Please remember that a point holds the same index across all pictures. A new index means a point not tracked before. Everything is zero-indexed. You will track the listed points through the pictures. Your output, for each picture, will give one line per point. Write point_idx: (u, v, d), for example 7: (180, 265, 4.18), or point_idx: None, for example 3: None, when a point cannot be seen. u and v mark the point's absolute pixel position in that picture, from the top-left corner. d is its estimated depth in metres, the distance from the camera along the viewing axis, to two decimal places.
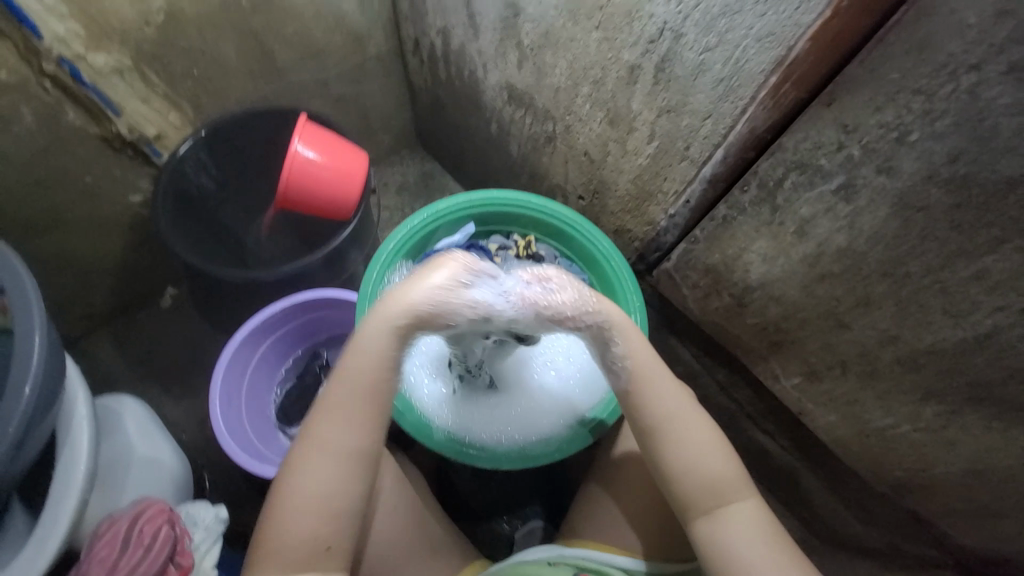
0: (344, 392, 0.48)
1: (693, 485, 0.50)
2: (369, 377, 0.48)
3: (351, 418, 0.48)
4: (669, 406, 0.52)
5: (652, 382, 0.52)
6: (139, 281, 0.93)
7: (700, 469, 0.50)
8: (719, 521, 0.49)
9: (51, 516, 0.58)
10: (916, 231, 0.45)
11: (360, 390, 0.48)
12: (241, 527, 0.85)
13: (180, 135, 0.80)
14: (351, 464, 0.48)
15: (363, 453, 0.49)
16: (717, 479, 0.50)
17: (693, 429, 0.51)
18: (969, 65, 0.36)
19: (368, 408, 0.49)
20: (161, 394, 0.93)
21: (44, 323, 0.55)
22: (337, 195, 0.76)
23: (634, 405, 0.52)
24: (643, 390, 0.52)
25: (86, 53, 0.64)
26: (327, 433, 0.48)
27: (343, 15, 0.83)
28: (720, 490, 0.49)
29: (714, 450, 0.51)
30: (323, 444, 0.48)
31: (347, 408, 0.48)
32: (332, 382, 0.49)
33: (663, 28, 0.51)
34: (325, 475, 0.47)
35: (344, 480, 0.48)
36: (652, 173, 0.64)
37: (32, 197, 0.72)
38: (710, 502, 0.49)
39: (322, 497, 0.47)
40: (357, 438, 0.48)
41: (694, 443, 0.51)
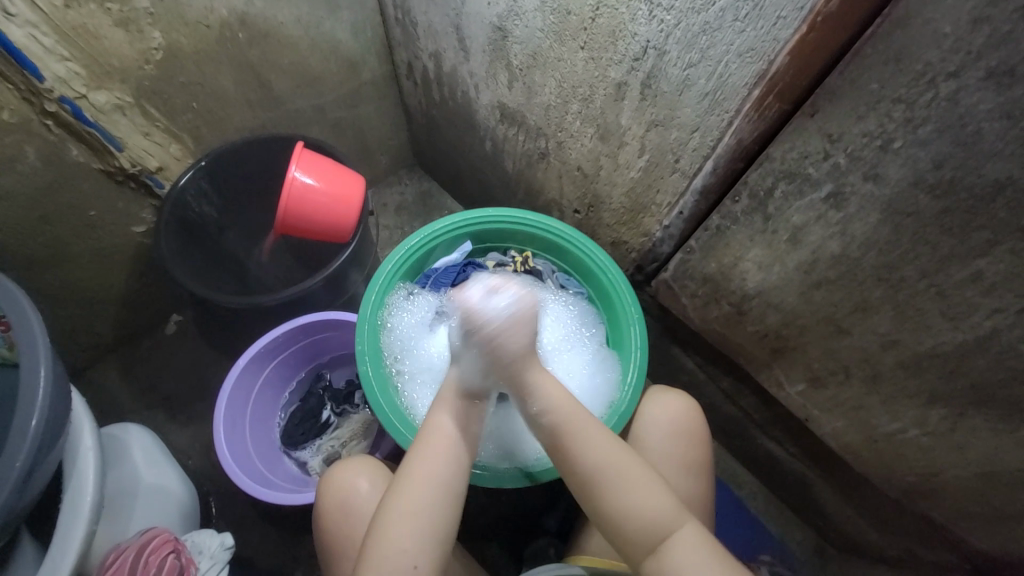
0: (441, 424, 0.54)
1: (631, 528, 0.48)
2: (464, 415, 0.55)
3: (442, 452, 0.52)
4: (600, 452, 0.51)
5: (574, 429, 0.52)
6: (144, 310, 0.94)
7: (636, 510, 0.48)
8: (664, 561, 0.47)
9: (59, 550, 0.58)
10: (908, 235, 0.46)
11: (451, 427, 0.54)
12: (248, 554, 0.85)
13: (181, 166, 0.82)
14: (442, 491, 0.50)
15: (454, 482, 0.51)
16: (653, 518, 0.48)
17: (622, 470, 0.50)
18: (948, 73, 0.37)
19: (460, 440, 0.53)
20: (167, 421, 0.93)
21: (49, 357, 0.56)
22: (336, 219, 0.77)
23: (561, 455, 0.52)
24: (568, 438, 0.52)
25: (88, 92, 0.66)
26: (420, 464, 0.51)
27: (337, 44, 0.85)
28: (658, 529, 0.48)
29: (645, 490, 0.49)
30: (431, 467, 0.51)
31: (442, 442, 0.53)
32: (427, 422, 0.55)
33: (647, 47, 0.52)
34: (421, 496, 0.49)
35: (436, 506, 0.49)
36: (644, 186, 0.65)
37: (37, 232, 0.73)
38: (650, 542, 0.48)
39: (419, 519, 0.48)
40: (452, 467, 0.52)
41: (623, 484, 0.49)
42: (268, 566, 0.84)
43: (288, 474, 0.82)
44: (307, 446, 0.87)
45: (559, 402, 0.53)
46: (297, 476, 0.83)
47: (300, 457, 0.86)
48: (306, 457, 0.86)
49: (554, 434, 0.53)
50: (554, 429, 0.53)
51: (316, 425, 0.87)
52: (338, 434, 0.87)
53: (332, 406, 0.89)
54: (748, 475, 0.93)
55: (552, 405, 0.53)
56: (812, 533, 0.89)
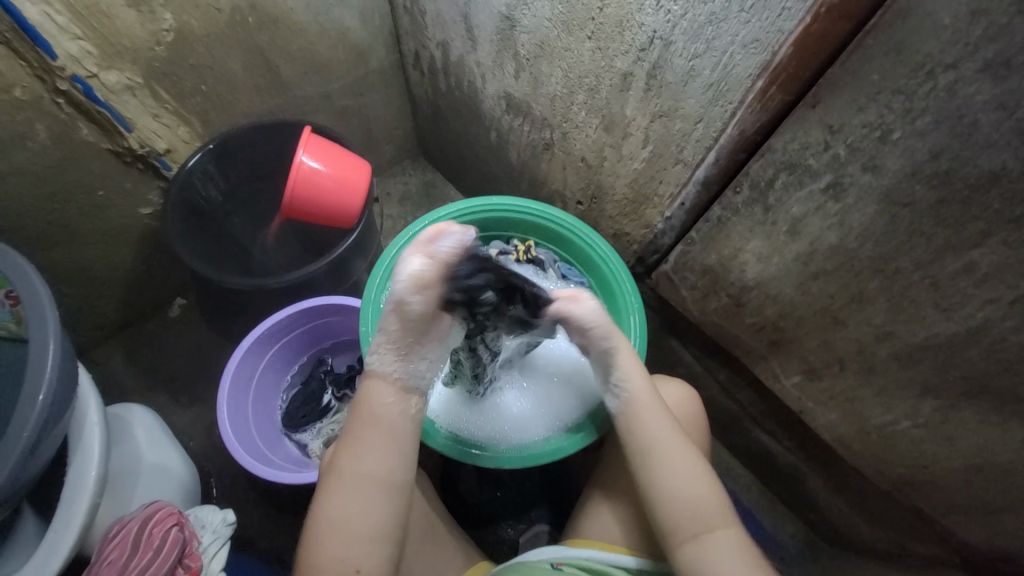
0: (359, 418, 0.54)
1: (680, 511, 0.52)
2: (383, 393, 0.53)
3: (363, 445, 0.52)
4: (661, 436, 0.55)
5: (645, 415, 0.55)
6: (149, 292, 0.95)
7: (689, 498, 0.52)
8: (702, 548, 0.50)
9: (64, 521, 0.59)
10: (905, 226, 0.46)
11: (374, 416, 0.53)
12: (248, 533, 0.86)
13: (188, 149, 0.83)
14: (368, 485, 0.51)
15: (385, 479, 0.52)
16: (702, 508, 0.52)
17: (682, 459, 0.54)
18: (946, 64, 0.38)
19: (387, 432, 0.53)
20: (170, 402, 0.94)
21: (58, 332, 0.56)
22: (341, 205, 0.78)
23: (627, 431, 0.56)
24: (639, 420, 0.56)
25: (99, 72, 0.67)
26: (347, 461, 0.52)
27: (346, 32, 0.85)
28: (703, 517, 0.51)
29: (698, 478, 0.53)
30: (352, 471, 0.52)
31: (370, 435, 0.53)
32: (351, 415, 0.55)
33: (653, 37, 0.53)
34: (351, 498, 0.51)
35: (369, 506, 0.51)
36: (647, 176, 0.66)
37: (46, 211, 0.74)
38: (694, 528, 0.51)
39: (351, 518, 0.50)
40: (379, 462, 0.52)
41: (681, 470, 0.53)
42: (267, 545, 0.85)
43: (289, 455, 0.83)
44: (308, 428, 0.88)
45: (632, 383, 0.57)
46: (297, 457, 0.84)
47: (300, 440, 0.87)
48: (305, 440, 0.87)
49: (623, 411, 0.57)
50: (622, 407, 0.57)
51: (317, 408, 0.89)
52: (339, 418, 0.88)
53: (333, 390, 0.90)
54: (743, 468, 0.94)
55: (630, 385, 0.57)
56: (804, 527, 0.90)
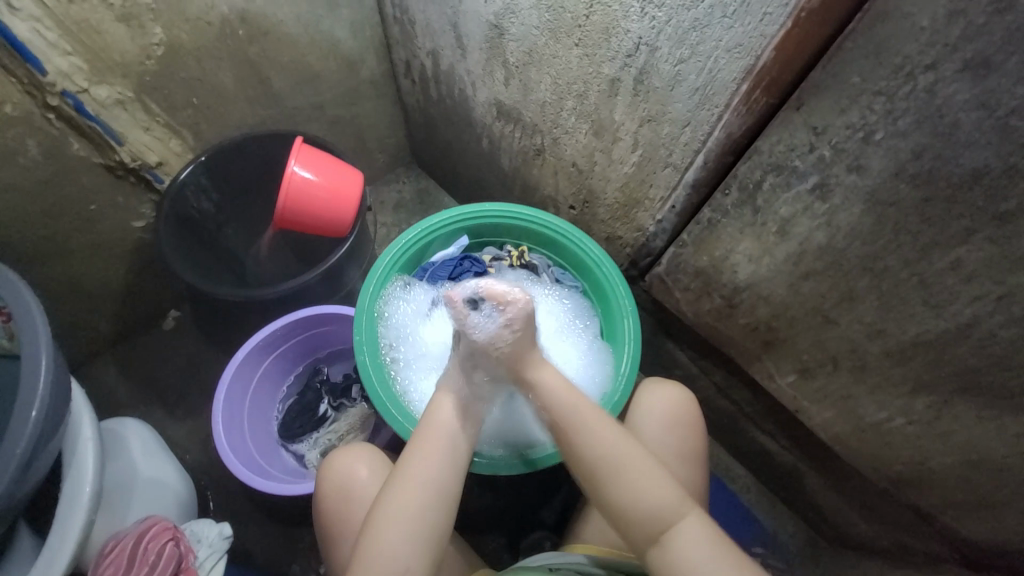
0: (432, 429, 0.56)
1: (634, 515, 0.50)
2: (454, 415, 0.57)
3: (432, 454, 0.54)
4: (602, 443, 0.52)
5: (584, 421, 0.54)
6: (143, 305, 0.95)
7: (643, 501, 0.50)
8: (667, 548, 0.48)
9: (58, 539, 0.58)
10: (891, 225, 0.47)
11: (444, 432, 0.55)
12: (245, 546, 0.85)
13: (180, 161, 0.83)
14: (430, 494, 0.51)
15: (447, 489, 0.52)
16: (658, 507, 0.49)
17: (632, 460, 0.51)
18: (925, 65, 0.38)
19: (452, 446, 0.55)
20: (165, 416, 0.94)
21: (50, 347, 0.56)
22: (334, 214, 0.78)
23: (567, 444, 0.54)
24: (574, 429, 0.54)
25: (89, 86, 0.67)
26: (413, 466, 0.53)
27: (336, 43, 0.86)
28: (665, 517, 0.49)
29: (647, 477, 0.51)
30: (418, 475, 0.52)
31: (436, 446, 0.54)
32: (421, 426, 0.56)
33: (639, 43, 0.53)
34: (413, 501, 0.50)
35: (429, 513, 0.50)
36: (638, 180, 0.66)
37: (37, 226, 0.74)
38: (653, 530, 0.49)
39: (413, 522, 0.49)
40: (442, 471, 0.53)
41: (626, 473, 0.51)
42: (265, 558, 0.84)
43: (286, 466, 0.83)
44: (304, 438, 0.88)
45: (564, 395, 0.56)
46: (295, 468, 0.84)
47: (297, 450, 0.87)
48: (302, 450, 0.87)
49: (559, 425, 0.55)
50: (555, 419, 0.55)
51: (313, 419, 0.88)
52: (335, 427, 0.88)
53: (330, 400, 0.90)
54: (742, 469, 0.94)
55: (552, 399, 0.56)
56: (805, 526, 0.90)
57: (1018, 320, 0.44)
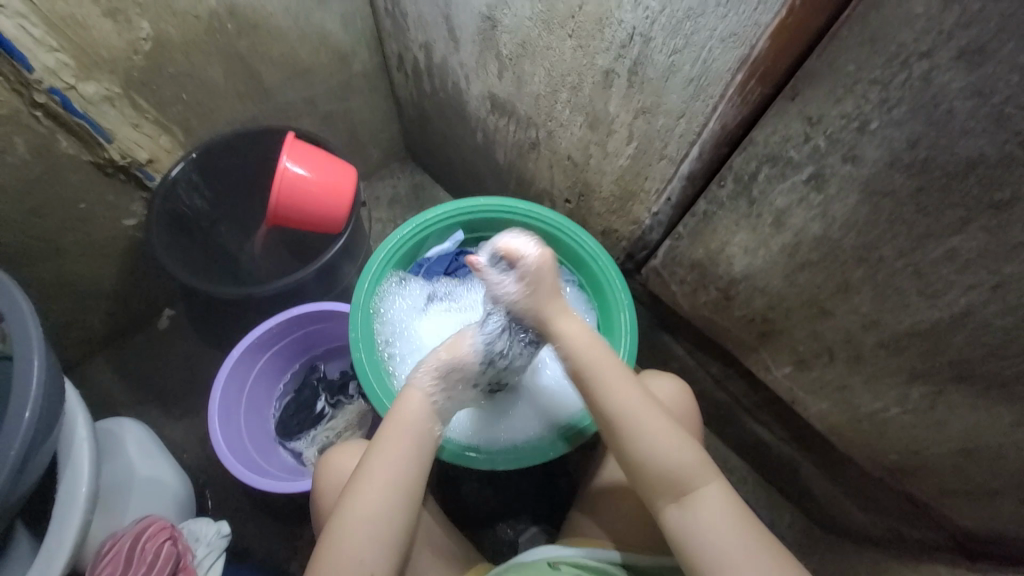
0: (395, 429, 0.54)
1: (657, 471, 0.51)
2: (419, 413, 0.56)
3: (397, 454, 0.53)
4: (622, 395, 0.54)
5: (603, 374, 0.55)
6: (137, 304, 0.94)
7: (661, 453, 0.51)
8: (686, 506, 0.49)
9: (55, 539, 0.58)
10: (886, 215, 0.47)
11: (408, 431, 0.55)
12: (244, 543, 0.85)
13: (171, 158, 0.82)
14: (394, 495, 0.51)
15: (408, 486, 0.52)
16: (680, 465, 0.50)
17: (650, 415, 0.53)
18: (921, 53, 0.38)
19: (415, 444, 0.54)
20: (161, 415, 0.94)
21: (42, 347, 0.56)
22: (328, 210, 0.77)
23: (592, 398, 0.56)
24: (597, 379, 0.55)
25: (77, 83, 0.66)
26: (376, 466, 0.52)
27: (327, 36, 0.85)
28: (682, 473, 0.50)
29: (670, 437, 0.52)
30: (380, 476, 0.52)
31: (400, 442, 0.54)
32: (386, 422, 0.55)
33: (633, 34, 0.53)
34: (378, 503, 0.50)
35: (392, 507, 0.51)
36: (633, 173, 0.66)
37: (27, 225, 0.73)
38: (674, 487, 0.50)
39: (376, 524, 0.50)
40: (407, 469, 0.53)
41: (652, 430, 0.52)
42: (264, 555, 0.85)
43: (284, 464, 0.83)
44: (302, 436, 0.87)
45: (591, 352, 0.57)
46: (293, 466, 0.84)
47: (295, 448, 0.87)
48: (300, 447, 0.86)
49: (584, 380, 0.56)
50: (578, 370, 0.57)
51: (311, 416, 0.88)
52: (333, 424, 0.88)
53: (327, 397, 0.90)
54: (739, 460, 0.95)
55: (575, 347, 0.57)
56: (801, 516, 0.91)
57: (1012, 309, 0.44)
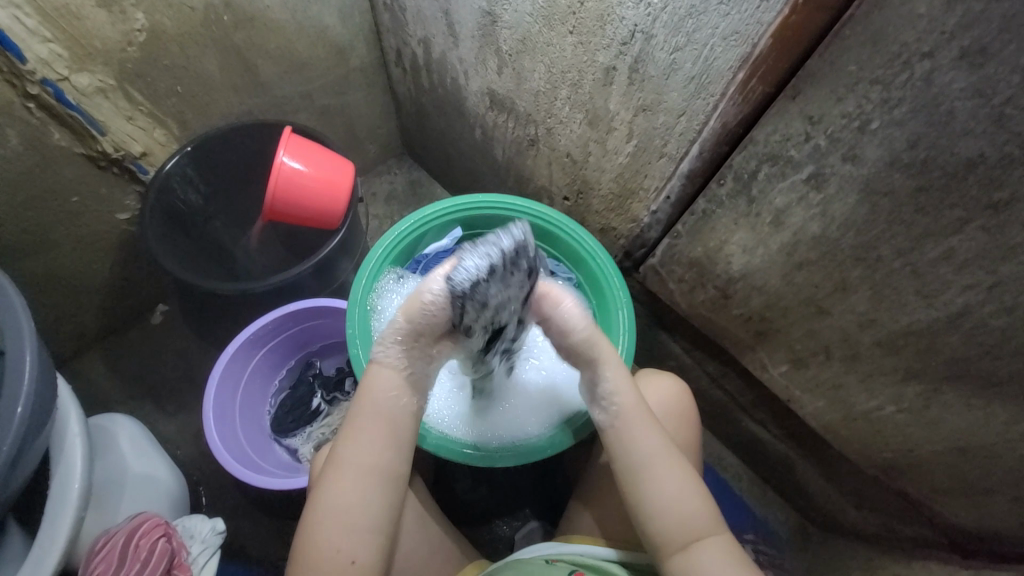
0: (366, 413, 0.52)
1: (671, 521, 0.51)
2: (387, 390, 0.53)
3: (371, 439, 0.52)
4: (648, 446, 0.54)
5: (631, 424, 0.55)
6: (130, 299, 0.93)
7: (677, 507, 0.51)
8: (695, 558, 0.50)
9: (48, 537, 0.57)
10: (884, 215, 0.47)
11: (378, 411, 0.52)
12: (239, 540, 0.85)
13: (165, 152, 0.81)
14: (370, 481, 0.51)
15: (384, 472, 0.52)
16: (694, 520, 0.51)
17: (670, 468, 0.53)
18: (923, 53, 0.38)
19: (387, 425, 0.52)
20: (155, 411, 0.93)
21: (35, 343, 0.55)
22: (324, 206, 0.76)
23: (614, 443, 0.56)
24: (626, 427, 0.55)
25: (70, 74, 0.65)
26: (349, 453, 0.51)
27: (325, 30, 0.84)
28: (693, 526, 0.51)
29: (685, 485, 0.52)
30: (353, 462, 0.51)
31: (372, 427, 0.52)
32: (356, 401, 0.53)
33: (634, 31, 0.53)
34: (353, 491, 0.50)
35: (369, 495, 0.51)
36: (633, 170, 0.66)
37: (18, 219, 0.72)
38: (686, 537, 0.51)
39: (351, 512, 0.50)
40: (381, 454, 0.52)
41: (672, 479, 0.52)
42: (259, 552, 0.84)
43: (279, 461, 0.82)
44: (298, 433, 0.87)
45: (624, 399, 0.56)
46: (288, 463, 0.83)
47: (290, 445, 0.86)
48: (295, 444, 0.86)
49: (608, 425, 0.56)
50: (609, 416, 0.56)
51: (307, 412, 0.88)
52: (329, 421, 0.87)
53: (323, 394, 0.89)
54: (734, 458, 0.95)
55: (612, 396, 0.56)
56: (795, 514, 0.92)
57: (1008, 309, 0.44)
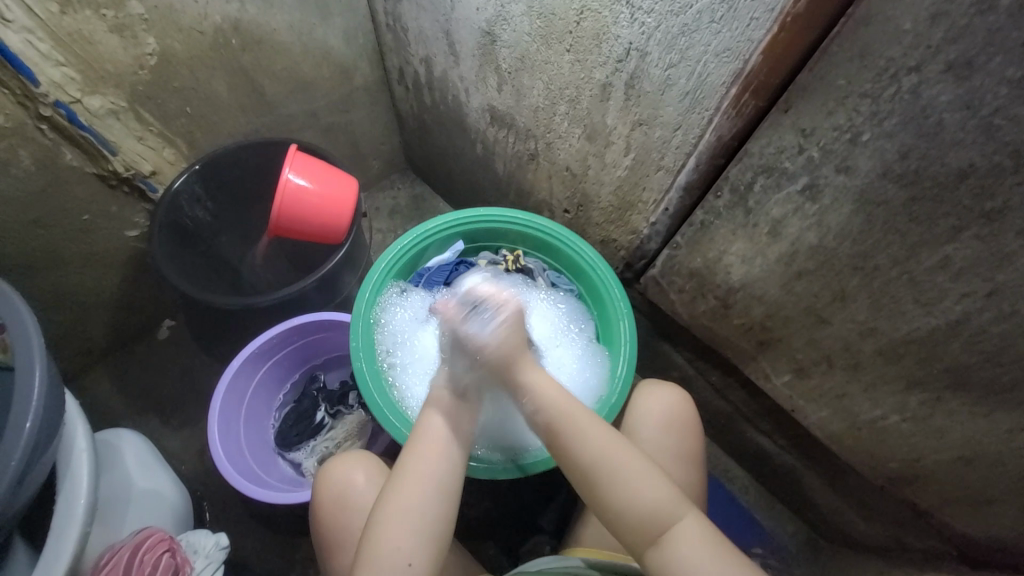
0: (431, 428, 0.55)
1: (636, 519, 0.48)
2: (452, 413, 0.56)
3: (434, 452, 0.53)
4: (598, 443, 0.51)
5: (574, 424, 0.53)
6: (138, 315, 0.94)
7: (641, 498, 0.48)
8: (667, 551, 0.47)
9: (53, 552, 0.58)
10: (879, 225, 0.48)
11: (443, 428, 0.55)
12: (242, 556, 0.85)
13: (174, 170, 0.83)
14: (432, 488, 0.51)
15: (446, 483, 0.52)
16: (661, 507, 0.48)
17: (628, 459, 0.50)
18: (909, 67, 0.39)
19: (450, 442, 0.54)
20: (160, 426, 0.93)
21: (43, 358, 0.56)
22: (329, 221, 0.78)
23: (562, 450, 0.53)
24: (569, 431, 0.52)
25: (82, 97, 0.67)
26: (415, 461, 0.52)
27: (329, 50, 0.86)
28: (662, 517, 0.48)
29: (646, 474, 0.49)
30: (419, 471, 0.52)
31: (435, 441, 0.54)
32: (420, 422, 0.56)
33: (629, 48, 0.54)
34: (416, 496, 0.50)
35: (428, 503, 0.50)
36: (631, 183, 0.67)
37: (29, 237, 0.73)
38: (652, 532, 0.48)
39: (414, 515, 0.49)
40: (446, 465, 0.53)
41: (623, 474, 0.49)
42: (262, 568, 0.84)
43: (283, 475, 0.82)
44: (301, 447, 0.87)
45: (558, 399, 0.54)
46: (292, 477, 0.83)
47: (294, 459, 0.86)
48: (299, 459, 0.86)
49: (555, 431, 0.53)
50: (547, 423, 0.54)
51: (310, 426, 0.87)
52: (333, 435, 0.87)
53: (326, 407, 0.89)
54: (740, 469, 0.95)
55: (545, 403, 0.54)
56: (804, 526, 0.90)
57: (1007, 316, 0.45)
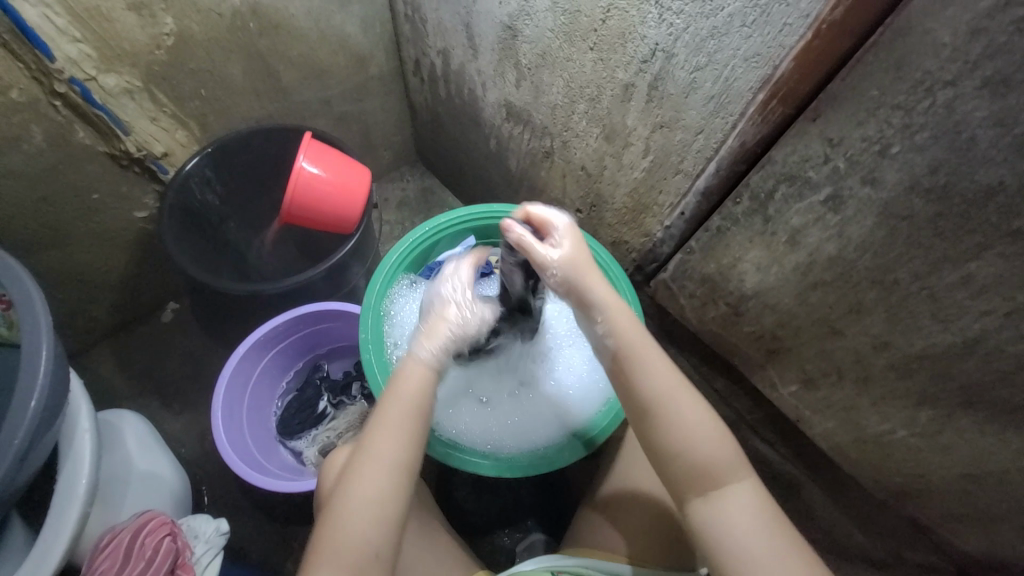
0: (396, 404, 0.51)
1: (692, 463, 0.48)
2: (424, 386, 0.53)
3: (397, 432, 0.50)
4: (662, 385, 0.50)
5: (640, 360, 0.51)
6: (143, 296, 0.94)
7: (701, 447, 0.48)
8: (715, 503, 0.47)
9: (52, 532, 0.57)
10: (901, 238, 0.47)
11: (409, 403, 0.52)
12: (239, 541, 0.84)
13: (186, 152, 0.82)
14: (397, 474, 0.49)
15: (409, 465, 0.50)
16: (718, 459, 0.48)
17: (690, 406, 0.50)
18: (945, 81, 0.39)
19: (415, 419, 0.51)
20: (161, 409, 0.93)
21: (50, 338, 0.55)
22: (340, 210, 0.77)
23: (627, 387, 0.51)
24: (639, 363, 0.51)
25: (97, 75, 0.66)
26: (377, 444, 0.49)
27: (346, 38, 0.86)
28: (717, 468, 0.48)
29: (708, 423, 0.49)
30: (380, 454, 0.49)
31: (399, 419, 0.51)
32: (385, 397, 0.52)
33: (655, 49, 0.53)
34: (377, 483, 0.48)
35: (389, 490, 0.48)
36: (648, 185, 0.66)
37: (38, 214, 0.73)
38: (707, 481, 0.48)
39: (378, 503, 0.47)
40: (407, 447, 0.50)
41: (685, 418, 0.49)
42: (258, 554, 0.84)
43: (285, 463, 0.82)
44: (303, 436, 0.87)
45: (630, 329, 0.53)
46: (293, 465, 0.83)
47: (296, 447, 0.86)
48: (301, 447, 0.86)
49: (620, 361, 0.52)
50: (616, 351, 0.52)
51: (313, 415, 0.87)
52: (334, 425, 0.86)
53: (329, 397, 0.89)
54: None
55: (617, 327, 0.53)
56: None
57: None
